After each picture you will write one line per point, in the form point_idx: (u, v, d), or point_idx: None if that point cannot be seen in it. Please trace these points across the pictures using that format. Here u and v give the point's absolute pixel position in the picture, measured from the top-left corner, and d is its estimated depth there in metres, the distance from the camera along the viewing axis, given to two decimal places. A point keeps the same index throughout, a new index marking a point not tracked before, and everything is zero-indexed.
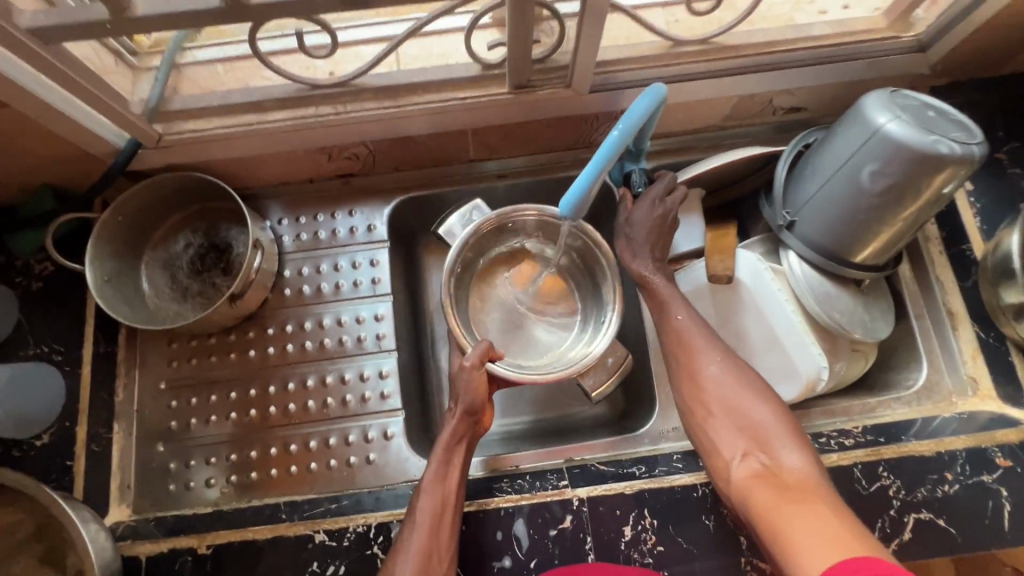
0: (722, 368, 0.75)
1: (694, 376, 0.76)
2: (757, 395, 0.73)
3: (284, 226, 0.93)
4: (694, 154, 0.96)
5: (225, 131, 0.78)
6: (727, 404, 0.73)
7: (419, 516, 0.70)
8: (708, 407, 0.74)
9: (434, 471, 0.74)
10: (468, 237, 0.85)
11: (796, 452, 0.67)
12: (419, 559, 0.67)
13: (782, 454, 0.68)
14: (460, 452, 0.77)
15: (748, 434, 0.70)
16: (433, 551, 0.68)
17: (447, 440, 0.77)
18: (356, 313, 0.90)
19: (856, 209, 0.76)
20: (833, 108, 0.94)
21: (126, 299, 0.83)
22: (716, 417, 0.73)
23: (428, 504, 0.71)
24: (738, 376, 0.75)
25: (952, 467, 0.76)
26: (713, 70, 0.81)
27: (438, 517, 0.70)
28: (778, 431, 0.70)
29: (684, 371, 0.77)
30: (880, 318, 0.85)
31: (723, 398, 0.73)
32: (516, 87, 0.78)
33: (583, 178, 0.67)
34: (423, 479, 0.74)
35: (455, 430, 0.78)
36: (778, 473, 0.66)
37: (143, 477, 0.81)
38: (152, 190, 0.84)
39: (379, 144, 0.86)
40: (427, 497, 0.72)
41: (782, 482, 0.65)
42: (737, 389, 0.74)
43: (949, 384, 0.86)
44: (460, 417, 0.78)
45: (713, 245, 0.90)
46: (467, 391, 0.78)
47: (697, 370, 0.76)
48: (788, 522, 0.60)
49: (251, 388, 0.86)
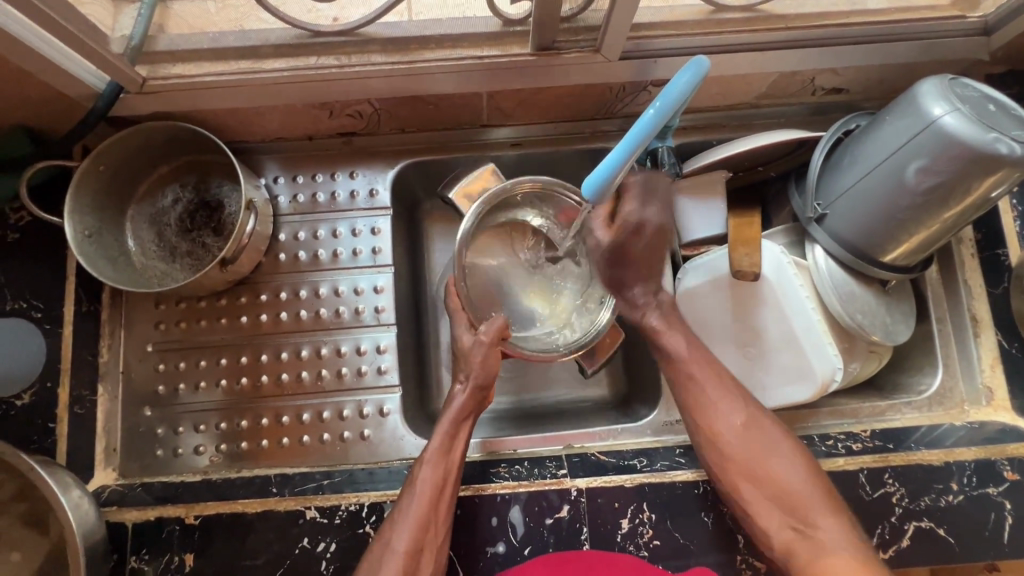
0: (733, 406, 0.74)
1: (709, 414, 0.74)
2: (766, 425, 0.73)
3: (279, 185, 0.87)
4: (722, 133, 0.90)
5: (217, 79, 0.71)
6: (740, 435, 0.72)
7: (419, 486, 0.69)
8: (722, 444, 0.72)
9: (437, 442, 0.72)
10: (473, 216, 0.78)
11: (810, 483, 0.69)
12: (415, 523, 0.66)
13: (796, 485, 0.69)
14: (466, 428, 0.75)
15: (763, 466, 0.70)
16: (428, 520, 0.67)
17: (455, 412, 0.75)
18: (354, 284, 0.85)
19: (895, 207, 0.71)
20: (875, 92, 0.87)
21: (110, 257, 0.78)
22: (731, 449, 0.72)
23: (428, 474, 0.69)
24: (748, 415, 0.74)
25: (959, 478, 0.75)
26: (759, 41, 0.74)
27: (438, 486, 0.69)
28: (792, 457, 0.70)
29: (699, 409, 0.75)
30: (901, 320, 0.82)
31: (736, 430, 0.73)
32: (538, 49, 0.71)
33: (614, 159, 0.62)
34: (426, 451, 0.72)
35: (462, 404, 0.75)
36: (796, 513, 0.68)
37: (130, 440, 0.79)
38: (137, 139, 0.77)
39: (386, 102, 0.79)
40: (428, 466, 0.70)
41: (800, 520, 0.67)
42: (749, 425, 0.73)
43: (963, 392, 0.83)
44: (468, 391, 0.76)
45: (735, 236, 0.82)
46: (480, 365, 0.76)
47: (712, 409, 0.74)
48: (821, 571, 0.64)
49: (243, 355, 0.82)
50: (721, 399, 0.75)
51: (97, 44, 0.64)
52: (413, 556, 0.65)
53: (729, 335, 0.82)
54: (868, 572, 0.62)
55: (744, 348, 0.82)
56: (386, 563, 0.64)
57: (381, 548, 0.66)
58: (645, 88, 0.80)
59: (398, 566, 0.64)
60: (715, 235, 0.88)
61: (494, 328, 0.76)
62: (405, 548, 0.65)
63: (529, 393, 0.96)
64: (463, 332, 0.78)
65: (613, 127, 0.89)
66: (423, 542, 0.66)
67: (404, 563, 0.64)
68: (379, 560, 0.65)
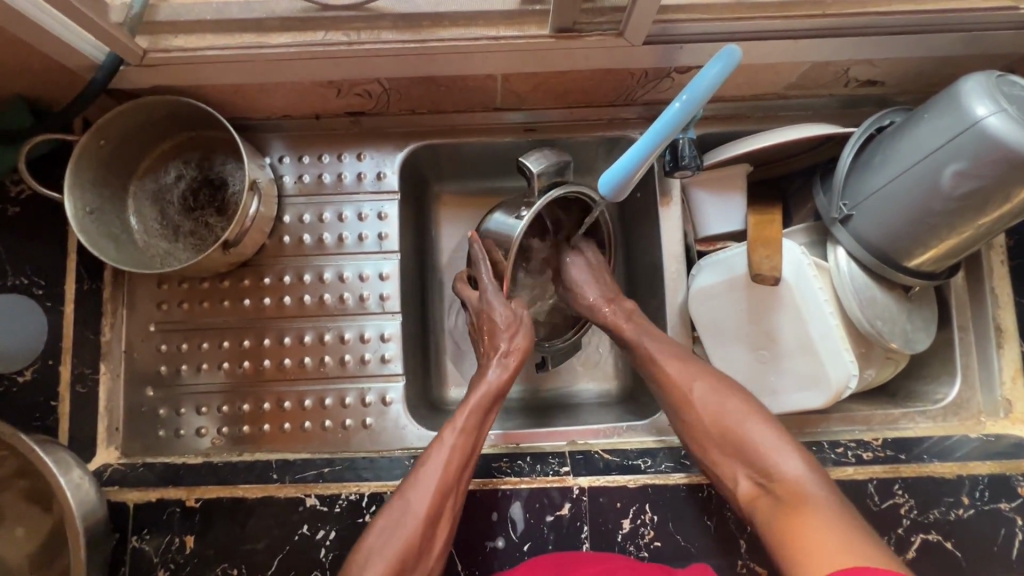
0: (712, 392, 0.72)
1: (688, 402, 0.72)
2: (753, 415, 0.69)
3: (285, 165, 0.85)
4: (745, 124, 0.86)
5: (218, 53, 0.68)
6: (722, 422, 0.69)
7: (443, 456, 0.68)
8: (703, 431, 0.70)
9: (466, 416, 0.71)
10: (540, 207, 0.74)
11: (795, 462, 0.64)
12: (436, 489, 0.65)
13: (776, 461, 0.64)
14: (494, 406, 0.75)
15: (744, 451, 0.67)
16: (447, 489, 0.66)
17: (488, 392, 0.74)
18: (360, 270, 0.83)
19: (928, 211, 0.68)
20: (912, 86, 0.83)
21: (111, 235, 0.77)
22: (711, 438, 0.70)
23: (455, 445, 0.69)
24: (724, 400, 0.71)
25: (971, 492, 0.73)
26: (795, 28, 0.69)
27: (462, 458, 0.68)
28: (780, 442, 0.66)
29: (679, 402, 0.73)
30: (922, 328, 0.79)
31: (721, 418, 0.69)
32: (557, 31, 0.67)
33: (633, 155, 0.58)
34: (452, 426, 0.71)
35: (498, 387, 0.75)
36: (771, 486, 0.63)
37: (132, 420, 0.79)
38: (137, 114, 0.74)
39: (395, 82, 0.75)
40: (455, 434, 0.70)
41: (781, 496, 0.62)
42: (728, 412, 0.70)
43: (980, 403, 0.82)
44: (501, 372, 0.76)
45: (756, 234, 0.78)
46: (517, 350, 0.77)
47: (688, 398, 0.72)
48: (789, 537, 0.58)
49: (245, 339, 0.81)
50: (698, 385, 0.73)
51: (95, 15, 0.60)
52: (430, 525, 0.64)
53: (742, 338, 0.80)
54: (840, 539, 0.54)
55: (758, 352, 0.79)
56: (396, 530, 0.63)
57: (387, 515, 0.64)
58: (667, 75, 0.76)
59: (411, 533, 0.63)
60: (733, 231, 0.86)
61: (525, 325, 0.79)
62: (423, 516, 0.64)
63: (533, 383, 0.95)
64: (496, 303, 0.78)
65: (632, 115, 0.86)
66: (441, 512, 0.65)
67: (418, 530, 0.63)
68: (386, 524, 0.64)
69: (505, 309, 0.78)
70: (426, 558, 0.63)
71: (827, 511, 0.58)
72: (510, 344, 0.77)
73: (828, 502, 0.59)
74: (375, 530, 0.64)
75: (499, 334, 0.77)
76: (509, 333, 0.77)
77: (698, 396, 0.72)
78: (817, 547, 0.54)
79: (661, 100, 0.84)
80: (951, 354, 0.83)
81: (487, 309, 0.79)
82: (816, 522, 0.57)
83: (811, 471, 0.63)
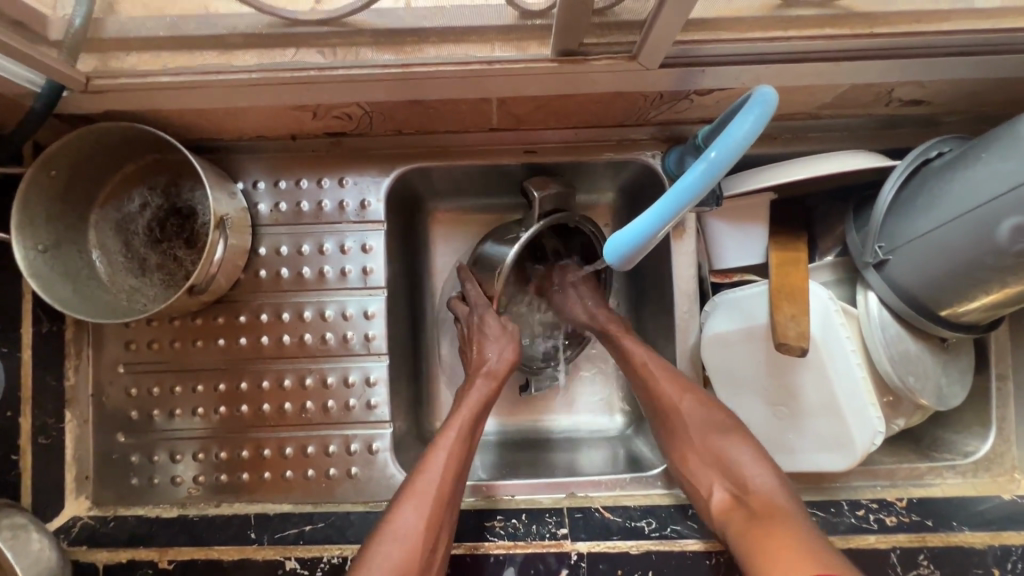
0: (697, 414, 0.70)
1: (672, 421, 0.71)
2: (732, 433, 0.68)
3: (260, 190, 0.77)
4: (768, 148, 0.78)
5: (171, 78, 0.59)
6: (704, 439, 0.68)
7: (438, 467, 0.66)
8: (686, 448, 0.69)
9: (458, 425, 0.70)
10: (535, 231, 0.73)
11: (768, 478, 0.64)
12: (432, 501, 0.64)
13: (752, 476, 0.64)
14: (484, 415, 0.73)
15: (723, 466, 0.66)
16: (444, 500, 0.64)
17: (478, 401, 0.72)
18: (343, 308, 0.76)
19: (977, 266, 0.60)
20: (961, 107, 0.73)
21: (69, 275, 0.69)
22: (691, 455, 0.69)
23: (449, 455, 0.67)
24: (710, 419, 0.69)
25: (1002, 563, 0.68)
26: (840, 49, 0.59)
27: (457, 467, 0.67)
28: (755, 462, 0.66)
29: (664, 421, 0.72)
30: (958, 380, 0.72)
31: (705, 437, 0.68)
32: (560, 54, 0.57)
33: (653, 218, 0.51)
34: (445, 435, 0.69)
35: (489, 396, 0.72)
36: (746, 499, 0.63)
37: (103, 467, 0.75)
38: (91, 141, 0.67)
39: (378, 105, 0.67)
40: (449, 441, 0.68)
41: (755, 510, 0.61)
42: (712, 433, 0.68)
43: (1017, 458, 0.75)
44: (489, 380, 0.73)
45: (780, 281, 0.70)
46: (505, 361, 0.74)
47: (672, 418, 0.71)
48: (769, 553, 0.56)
49: (221, 382, 0.76)
50: (682, 402, 0.71)
51: (22, 43, 0.52)
52: (430, 538, 0.62)
53: (758, 390, 0.73)
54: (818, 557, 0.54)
55: (775, 407, 0.72)
56: (394, 544, 0.61)
57: (386, 527, 0.62)
58: (685, 97, 0.67)
59: (411, 546, 0.61)
60: (753, 264, 0.78)
61: (516, 338, 0.76)
62: (422, 528, 0.62)
63: (533, 416, 0.88)
64: (490, 315, 0.76)
65: (644, 135, 0.77)
66: (440, 525, 0.64)
67: (418, 544, 0.61)
68: (384, 537, 0.62)
69: (495, 320, 0.76)
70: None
71: (800, 527, 0.58)
72: (498, 359, 0.74)
73: (800, 519, 0.59)
74: (373, 544, 0.62)
75: (488, 345, 0.75)
76: (498, 346, 0.75)
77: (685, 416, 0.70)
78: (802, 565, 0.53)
79: (677, 120, 0.75)
80: (986, 405, 0.76)
81: (479, 319, 0.76)
82: (788, 536, 0.56)
83: (780, 486, 0.63)
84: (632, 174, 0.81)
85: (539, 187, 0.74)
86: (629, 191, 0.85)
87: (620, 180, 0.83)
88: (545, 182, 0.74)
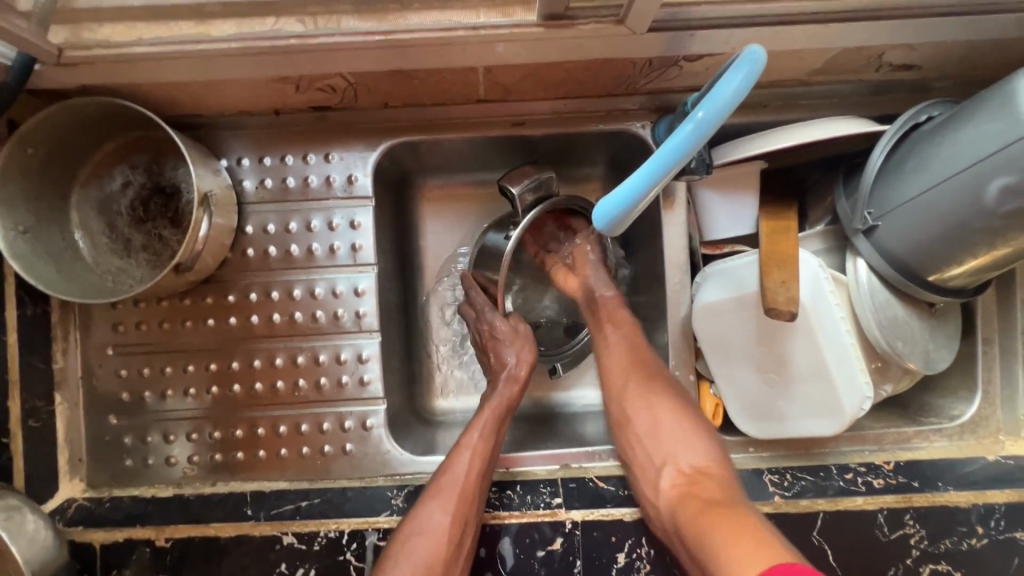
0: (654, 395, 0.70)
1: (627, 405, 0.71)
2: (680, 415, 0.69)
3: (244, 167, 0.76)
4: (759, 117, 0.77)
5: (144, 50, 0.57)
6: (660, 419, 0.69)
7: (462, 467, 0.67)
8: (640, 428, 0.70)
9: (483, 425, 0.71)
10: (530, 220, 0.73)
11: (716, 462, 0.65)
12: (458, 497, 0.65)
13: (697, 456, 0.66)
14: (509, 415, 0.74)
15: (672, 443, 0.67)
16: (470, 496, 0.66)
17: (497, 409, 0.72)
18: (333, 285, 0.76)
19: (966, 229, 0.60)
20: (951, 71, 0.73)
21: (52, 256, 0.68)
22: (640, 430, 0.69)
23: (474, 452, 0.68)
24: (661, 401, 0.70)
25: (985, 521, 0.69)
26: (829, 10, 0.58)
27: (482, 465, 0.68)
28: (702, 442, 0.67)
29: (618, 393, 0.72)
30: (944, 346, 0.73)
31: (655, 413, 0.69)
32: (547, 18, 0.56)
33: (639, 181, 0.51)
34: (468, 435, 0.70)
35: (512, 399, 0.73)
36: (697, 481, 0.63)
37: (95, 448, 0.75)
38: (68, 117, 0.65)
39: (362, 77, 0.65)
40: (474, 439, 0.69)
41: (701, 490, 0.62)
42: (665, 411, 0.69)
43: (1000, 420, 0.77)
44: (511, 384, 0.74)
45: (772, 255, 0.70)
46: (524, 364, 0.75)
47: (630, 402, 0.71)
48: (699, 518, 0.58)
49: (212, 363, 0.75)
50: (638, 387, 0.71)
51: None
52: (456, 532, 0.64)
53: (750, 360, 0.74)
54: (750, 526, 0.55)
55: (766, 375, 0.73)
56: (422, 539, 0.63)
57: (414, 521, 0.65)
58: (675, 63, 0.66)
59: (437, 541, 0.63)
60: (743, 235, 0.78)
61: (530, 339, 0.77)
62: (448, 522, 0.64)
63: (529, 392, 0.89)
64: (498, 319, 0.77)
65: (634, 105, 0.76)
66: (465, 523, 0.65)
67: (445, 539, 0.64)
68: (411, 531, 0.64)
69: (506, 325, 0.77)
70: (453, 565, 0.64)
71: (736, 502, 0.59)
72: (516, 362, 0.75)
73: (739, 495, 0.61)
74: (401, 540, 0.64)
75: (504, 350, 0.76)
76: (515, 350, 0.75)
77: (640, 394, 0.71)
78: (725, 528, 0.55)
79: (668, 89, 0.74)
80: (972, 368, 0.77)
81: (489, 326, 0.77)
82: (732, 513, 0.57)
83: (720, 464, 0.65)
84: (621, 146, 0.80)
85: (514, 181, 0.75)
86: (619, 163, 0.84)
87: (611, 152, 0.83)
88: (519, 175, 0.75)
